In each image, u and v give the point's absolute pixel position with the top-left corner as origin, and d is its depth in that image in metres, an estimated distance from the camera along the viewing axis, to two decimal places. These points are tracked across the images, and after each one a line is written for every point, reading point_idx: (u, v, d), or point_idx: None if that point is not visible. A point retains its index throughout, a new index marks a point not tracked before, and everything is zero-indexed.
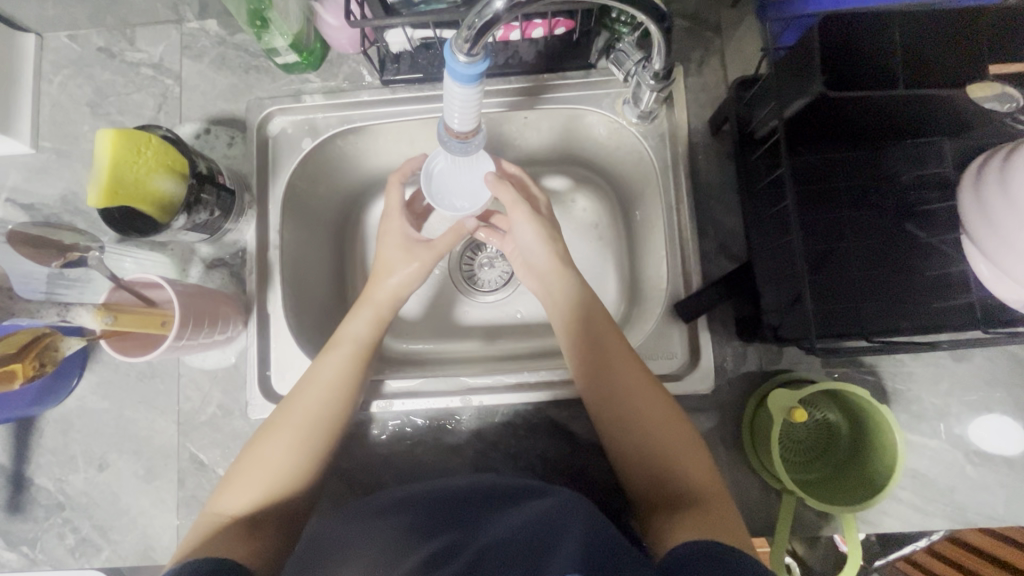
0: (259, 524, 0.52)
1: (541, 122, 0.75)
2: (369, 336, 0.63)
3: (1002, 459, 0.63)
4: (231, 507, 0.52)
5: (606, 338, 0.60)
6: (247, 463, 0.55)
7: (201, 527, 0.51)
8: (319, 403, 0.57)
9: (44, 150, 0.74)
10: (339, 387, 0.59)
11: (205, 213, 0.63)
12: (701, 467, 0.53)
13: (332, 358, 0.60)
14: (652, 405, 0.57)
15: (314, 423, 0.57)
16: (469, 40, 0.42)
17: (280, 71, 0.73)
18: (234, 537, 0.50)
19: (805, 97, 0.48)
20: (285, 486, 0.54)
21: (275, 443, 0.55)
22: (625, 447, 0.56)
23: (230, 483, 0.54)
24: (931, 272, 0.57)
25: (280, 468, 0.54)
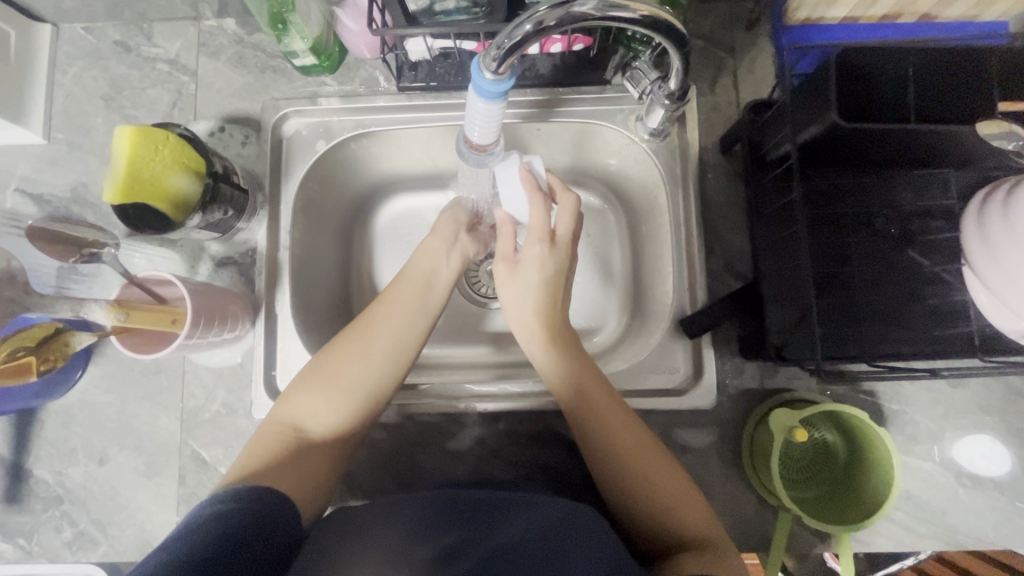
0: (323, 444, 0.56)
1: (555, 134, 0.75)
2: (436, 270, 0.66)
3: (992, 483, 0.65)
4: (302, 420, 0.57)
5: (587, 386, 0.60)
6: (320, 376, 0.58)
7: (270, 432, 0.56)
8: (396, 330, 0.61)
9: (55, 141, 0.74)
10: (410, 319, 0.63)
11: (220, 212, 0.63)
12: (693, 505, 0.55)
13: (404, 288, 0.64)
14: (643, 449, 0.57)
15: (385, 350, 0.60)
16: (497, 60, 0.43)
17: (297, 72, 0.74)
18: (299, 459, 0.54)
19: (820, 125, 0.50)
20: (354, 405, 0.58)
21: (350, 361, 0.59)
22: (620, 489, 0.56)
23: (300, 393, 0.58)
24: (932, 300, 0.58)
25: (354, 386, 0.58)
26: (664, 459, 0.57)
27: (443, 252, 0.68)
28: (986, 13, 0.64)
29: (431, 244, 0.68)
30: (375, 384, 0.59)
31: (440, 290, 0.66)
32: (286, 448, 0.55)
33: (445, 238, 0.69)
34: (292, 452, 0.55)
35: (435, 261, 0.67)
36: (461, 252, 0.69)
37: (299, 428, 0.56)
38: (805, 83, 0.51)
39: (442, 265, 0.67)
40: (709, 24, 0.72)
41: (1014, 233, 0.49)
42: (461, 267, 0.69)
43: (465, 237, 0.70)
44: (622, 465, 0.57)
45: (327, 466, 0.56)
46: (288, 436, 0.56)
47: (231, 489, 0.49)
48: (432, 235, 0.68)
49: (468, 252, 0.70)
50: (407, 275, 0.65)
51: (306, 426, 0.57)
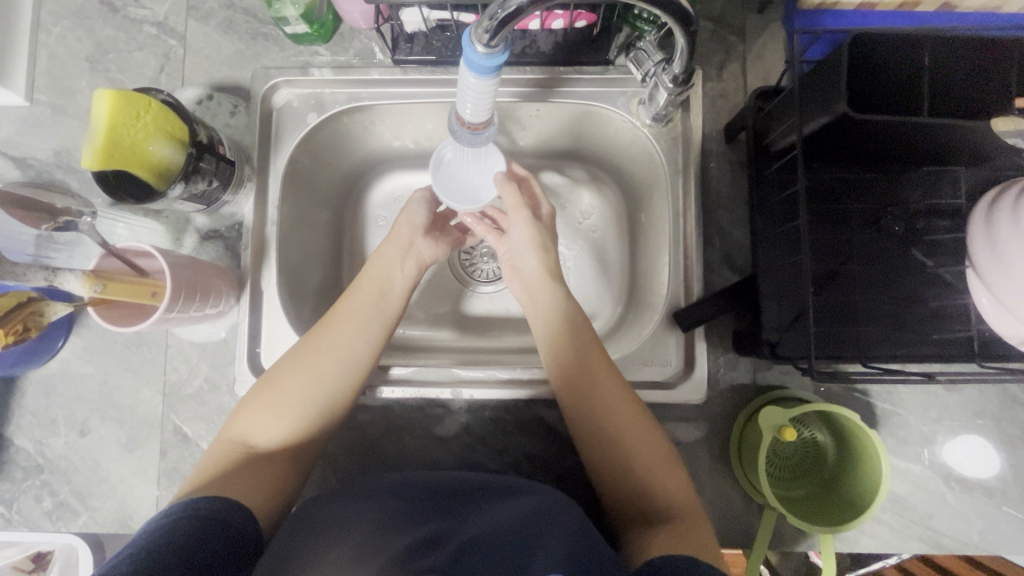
0: (277, 459, 0.54)
1: (553, 116, 0.73)
2: (391, 278, 0.65)
3: (981, 488, 0.64)
4: (253, 436, 0.55)
5: (590, 349, 0.60)
6: (270, 390, 0.56)
7: (221, 449, 0.54)
8: (352, 336, 0.60)
9: (38, 103, 0.71)
10: (365, 328, 0.61)
11: (203, 182, 0.61)
12: (675, 475, 0.55)
13: (359, 297, 0.62)
14: (634, 430, 0.56)
15: (341, 360, 0.58)
16: (489, 31, 0.40)
17: (289, 41, 0.71)
18: (250, 474, 0.52)
19: (827, 117, 0.47)
20: (306, 418, 0.56)
21: (303, 371, 0.57)
22: (607, 469, 0.56)
23: (250, 410, 0.56)
24: (933, 302, 0.56)
25: (305, 399, 0.56)
26: (652, 430, 0.57)
27: (398, 261, 0.66)
28: (1009, 4, 0.62)
29: (386, 251, 0.66)
30: (327, 397, 0.57)
31: (396, 297, 0.65)
32: (233, 465, 0.52)
33: (401, 243, 0.67)
34: (240, 468, 0.52)
35: (391, 267, 0.65)
36: (417, 257, 0.68)
37: (250, 444, 0.54)
38: (816, 69, 0.49)
39: (397, 271, 0.65)
40: (720, 5, 0.69)
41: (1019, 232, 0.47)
42: (417, 274, 0.68)
43: (421, 241, 0.69)
44: (609, 445, 0.56)
45: (283, 477, 0.54)
46: (237, 453, 0.53)
47: (175, 503, 0.47)
48: (387, 241, 0.67)
49: (424, 255, 0.69)
50: (362, 283, 0.63)
51: (255, 441, 0.54)
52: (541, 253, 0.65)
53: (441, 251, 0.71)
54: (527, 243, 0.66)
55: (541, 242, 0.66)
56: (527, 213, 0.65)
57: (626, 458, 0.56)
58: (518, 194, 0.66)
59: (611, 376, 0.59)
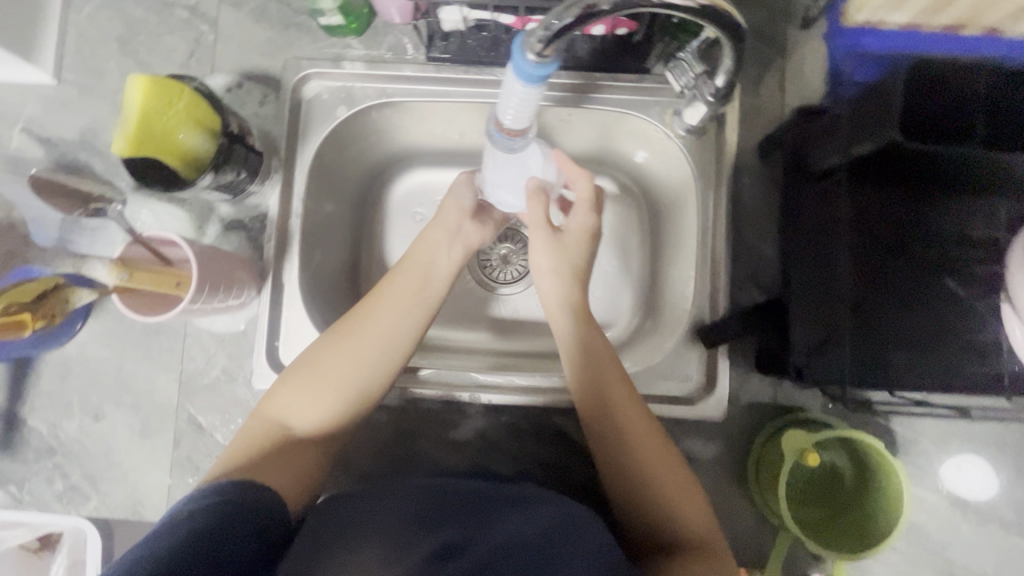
0: (311, 443, 0.54)
1: (584, 122, 0.72)
2: (435, 262, 0.64)
3: (998, 520, 0.63)
4: (289, 417, 0.54)
5: (608, 367, 0.59)
6: (308, 371, 0.56)
7: (257, 428, 0.53)
8: (391, 322, 0.59)
9: (65, 82, 0.71)
10: (405, 314, 0.60)
11: (232, 174, 0.59)
12: (696, 504, 0.53)
13: (401, 280, 0.62)
14: (654, 454, 0.55)
15: (380, 345, 0.58)
16: (543, 41, 0.40)
17: (322, 32, 0.70)
18: (285, 456, 0.52)
19: (875, 142, 0.47)
20: (343, 403, 0.56)
21: (342, 353, 0.57)
22: (623, 489, 0.55)
23: (287, 390, 0.56)
24: (965, 334, 0.56)
25: (342, 383, 0.56)
26: (671, 453, 0.56)
27: (443, 245, 0.66)
28: None
29: (433, 234, 0.66)
30: (365, 382, 0.57)
31: (438, 284, 0.64)
32: (267, 445, 0.52)
33: (450, 224, 0.67)
34: (275, 449, 0.52)
35: (434, 252, 0.65)
36: (464, 241, 0.67)
37: (286, 425, 0.54)
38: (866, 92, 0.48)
39: (442, 256, 0.65)
40: (761, 18, 0.68)
41: None
42: (462, 258, 0.67)
43: (469, 225, 0.68)
44: (628, 466, 0.55)
45: (315, 462, 0.54)
46: (273, 434, 0.53)
47: (208, 482, 0.47)
48: (433, 223, 0.67)
49: (470, 240, 0.68)
50: (405, 266, 0.63)
51: (291, 423, 0.54)
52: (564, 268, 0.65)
53: (486, 236, 0.70)
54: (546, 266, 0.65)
55: (560, 262, 0.65)
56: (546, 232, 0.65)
57: (644, 481, 0.54)
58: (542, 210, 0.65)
59: (627, 396, 0.57)
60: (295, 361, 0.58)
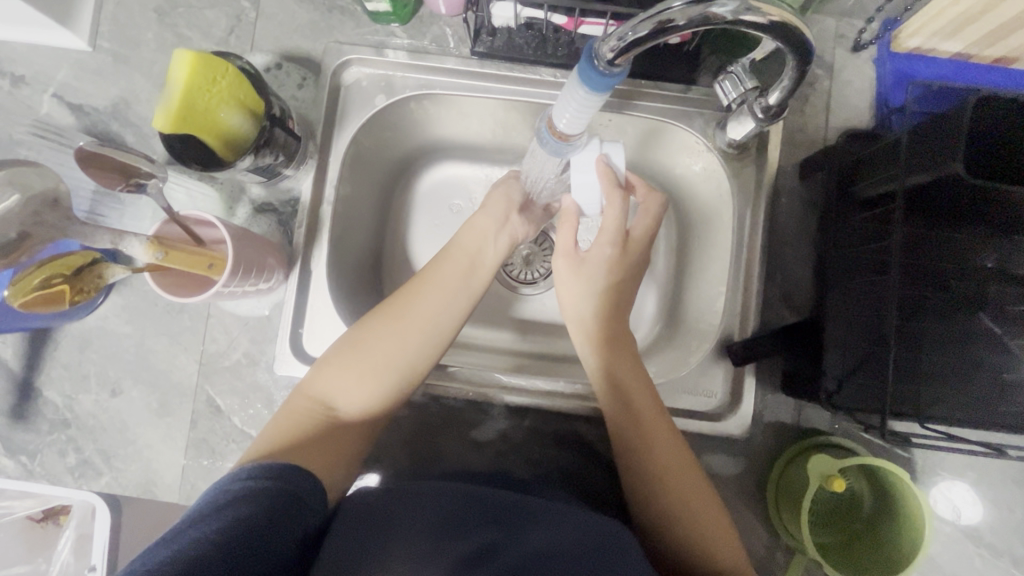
0: (353, 423, 0.54)
1: (624, 128, 0.71)
2: (482, 251, 0.63)
3: (1009, 557, 0.64)
4: (334, 397, 0.54)
5: (631, 384, 0.59)
6: (352, 353, 0.56)
7: (301, 405, 0.54)
8: (437, 308, 0.59)
9: (100, 49, 0.69)
10: (451, 299, 0.59)
11: (270, 157, 0.58)
12: (727, 535, 0.53)
13: (448, 267, 0.61)
14: (684, 481, 0.55)
15: (425, 331, 0.57)
16: (614, 51, 0.39)
17: (366, 17, 0.69)
18: (326, 437, 0.52)
19: (933, 175, 0.46)
20: (386, 386, 0.55)
21: (388, 336, 0.56)
22: (651, 508, 0.55)
23: (331, 369, 0.55)
24: (998, 373, 0.55)
25: (386, 366, 0.55)
26: (699, 478, 0.56)
27: (491, 233, 0.64)
28: None
29: (480, 220, 0.65)
30: (409, 365, 0.56)
31: (484, 273, 0.63)
32: (310, 423, 0.52)
33: (494, 214, 0.65)
34: (318, 428, 0.52)
35: (482, 241, 0.64)
36: (511, 233, 0.66)
37: (330, 403, 0.54)
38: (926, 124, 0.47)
39: (489, 246, 0.64)
40: (811, 37, 0.67)
41: None
42: (508, 248, 0.66)
43: (516, 218, 0.67)
44: (660, 482, 0.55)
45: (355, 445, 0.54)
46: (316, 412, 0.53)
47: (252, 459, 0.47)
48: (481, 212, 0.65)
49: (517, 232, 0.67)
50: (452, 253, 0.62)
51: (335, 403, 0.54)
52: (614, 275, 0.62)
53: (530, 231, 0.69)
54: (602, 263, 0.62)
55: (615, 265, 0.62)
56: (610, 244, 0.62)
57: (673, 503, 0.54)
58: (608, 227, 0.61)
59: (657, 417, 0.57)
60: (339, 341, 0.57)
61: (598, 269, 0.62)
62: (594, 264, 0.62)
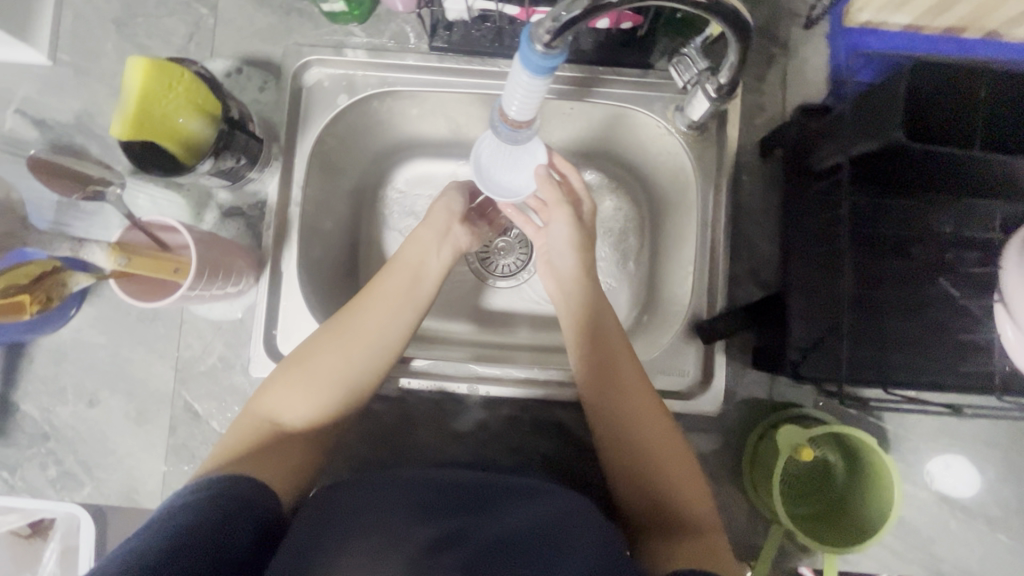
0: (301, 439, 0.54)
1: (586, 116, 0.72)
2: (425, 262, 0.64)
3: (984, 517, 0.65)
4: (279, 413, 0.55)
5: (614, 347, 0.60)
6: (297, 369, 0.56)
7: (249, 424, 0.54)
8: (381, 321, 0.59)
9: (61, 63, 0.69)
10: (396, 312, 0.60)
11: (231, 160, 0.59)
12: (699, 490, 0.54)
13: (390, 280, 0.61)
14: (663, 444, 0.56)
15: (370, 343, 0.57)
16: (551, 32, 0.39)
17: (324, 18, 0.69)
18: (274, 452, 0.52)
19: (877, 142, 0.47)
20: (333, 402, 0.56)
21: (331, 351, 0.56)
22: (623, 474, 0.57)
23: (276, 388, 0.56)
24: (960, 335, 0.56)
25: (332, 381, 0.56)
26: (676, 439, 0.57)
27: (432, 244, 0.65)
28: None
29: (421, 234, 0.65)
30: (354, 380, 0.56)
31: (429, 283, 0.64)
32: (257, 440, 0.52)
33: (438, 225, 0.66)
34: (265, 445, 0.52)
35: (425, 252, 0.64)
36: (454, 244, 0.66)
37: (277, 421, 0.54)
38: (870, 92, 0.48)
39: (432, 256, 0.65)
40: (764, 16, 0.68)
41: None
42: (453, 259, 0.66)
43: (458, 228, 0.67)
44: (634, 454, 0.56)
45: (306, 456, 0.54)
46: (263, 430, 0.54)
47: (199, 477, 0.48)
48: (423, 225, 0.66)
49: (461, 242, 0.67)
50: (395, 266, 0.63)
51: (282, 419, 0.54)
52: (580, 253, 0.65)
53: (475, 241, 0.70)
54: (565, 241, 0.65)
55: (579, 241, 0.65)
56: (567, 211, 0.65)
57: (647, 469, 0.55)
58: (558, 191, 0.64)
59: (638, 383, 0.58)
60: (286, 359, 0.58)
61: (566, 252, 0.65)
62: (559, 248, 0.66)
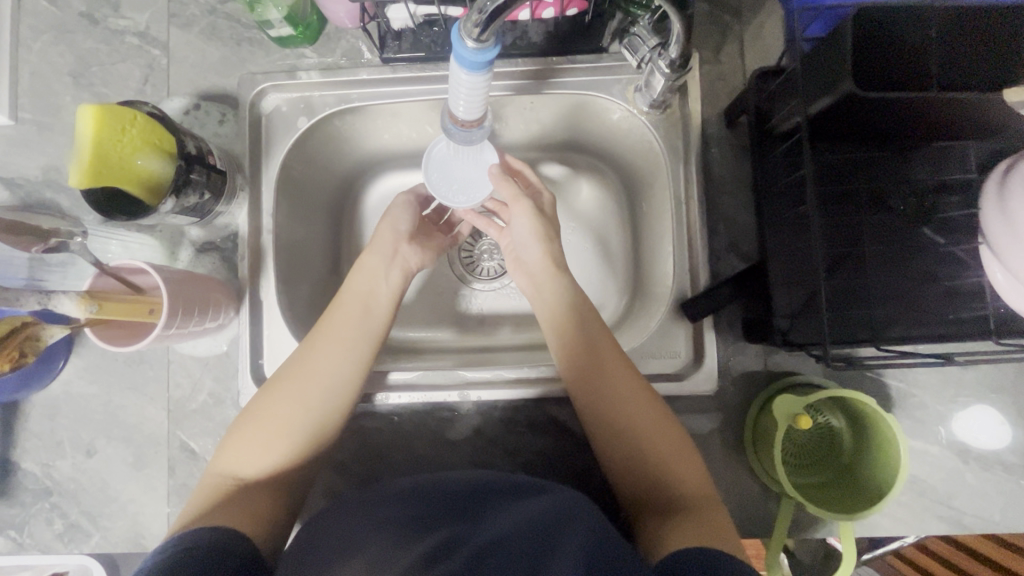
0: (266, 489, 0.53)
1: (548, 107, 0.71)
2: (375, 292, 0.62)
3: (1002, 465, 0.63)
4: (239, 469, 0.53)
5: (592, 335, 0.59)
6: (253, 422, 0.54)
7: (211, 483, 0.52)
8: (331, 362, 0.56)
9: (23, 121, 0.70)
10: (349, 350, 0.58)
11: (194, 195, 0.59)
12: (693, 468, 0.54)
13: (340, 317, 0.59)
14: (650, 431, 0.55)
15: (322, 385, 0.55)
16: (479, 25, 0.39)
17: (273, 44, 0.69)
18: (240, 505, 0.51)
19: (832, 96, 0.46)
20: (295, 449, 0.54)
21: (284, 400, 0.55)
22: (617, 461, 0.56)
23: (235, 443, 0.54)
24: (948, 282, 0.55)
25: (291, 429, 0.54)
26: (667, 418, 0.56)
27: (380, 270, 0.63)
28: None
29: (368, 261, 0.64)
30: (315, 424, 0.55)
31: (381, 313, 0.62)
32: (221, 499, 0.51)
33: (383, 250, 0.65)
34: (229, 502, 0.51)
35: (373, 280, 0.63)
36: (402, 265, 0.65)
37: (239, 477, 0.53)
38: (818, 47, 0.48)
39: (381, 283, 0.63)
40: None
41: (1009, 228, 0.49)
42: (404, 282, 0.65)
43: (406, 248, 0.66)
44: (625, 441, 0.55)
45: (275, 504, 0.53)
46: (227, 488, 0.52)
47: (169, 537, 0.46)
48: (369, 251, 0.65)
49: (409, 262, 0.66)
50: (344, 301, 0.61)
51: (241, 475, 0.53)
52: (544, 243, 0.64)
53: (427, 257, 0.69)
54: (528, 233, 0.64)
55: (542, 232, 0.64)
56: (527, 203, 0.63)
57: (638, 452, 0.55)
58: (515, 186, 0.63)
59: (621, 368, 0.57)
60: (243, 411, 0.56)
61: (532, 245, 0.64)
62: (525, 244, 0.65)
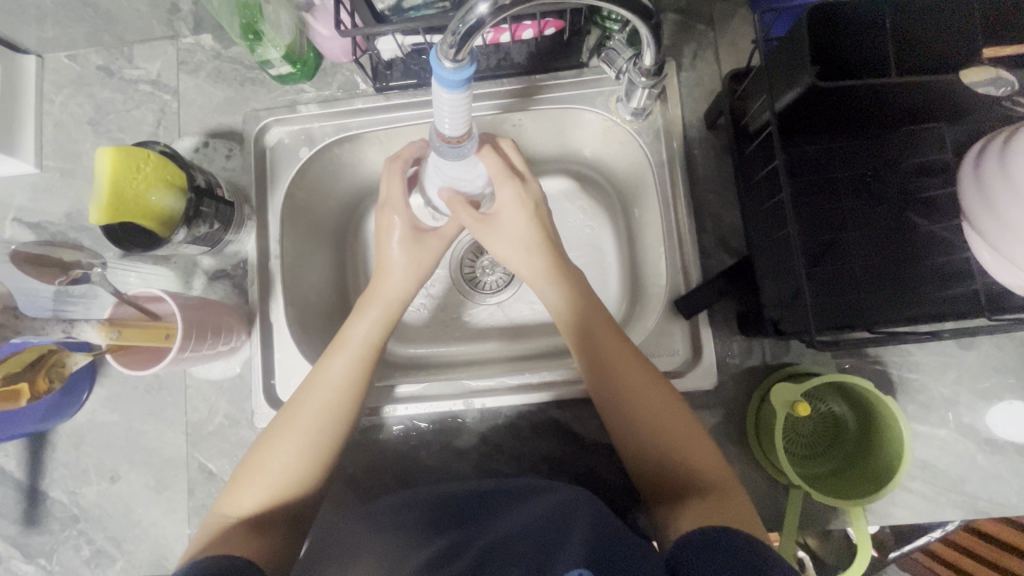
0: (264, 526, 0.53)
1: (536, 122, 0.74)
2: (376, 338, 0.61)
3: (1015, 446, 0.62)
4: (238, 509, 0.53)
5: (602, 337, 0.59)
6: (252, 465, 0.55)
7: (209, 526, 0.53)
8: (328, 411, 0.57)
9: (48, 169, 0.75)
10: (347, 390, 0.58)
11: (204, 226, 0.64)
12: (709, 453, 0.54)
13: (336, 362, 0.59)
14: (664, 420, 0.55)
15: (320, 425, 0.56)
16: (455, 46, 0.42)
17: (275, 82, 0.74)
18: (240, 539, 0.50)
19: (797, 88, 0.48)
20: (293, 485, 0.55)
21: (282, 442, 0.55)
22: (632, 448, 0.56)
23: (236, 484, 0.55)
24: (935, 261, 0.56)
25: (289, 474, 0.55)
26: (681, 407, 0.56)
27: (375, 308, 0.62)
28: None
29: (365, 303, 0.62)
30: (312, 464, 0.56)
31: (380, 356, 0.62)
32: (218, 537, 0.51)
33: (389, 304, 0.62)
34: (225, 538, 0.51)
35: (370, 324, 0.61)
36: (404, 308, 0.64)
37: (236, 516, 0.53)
38: (779, 46, 0.50)
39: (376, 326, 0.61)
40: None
41: (988, 208, 0.50)
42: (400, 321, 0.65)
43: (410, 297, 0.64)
44: (635, 432, 0.56)
45: (279, 536, 0.53)
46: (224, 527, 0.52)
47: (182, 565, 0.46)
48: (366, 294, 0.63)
49: None
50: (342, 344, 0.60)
51: (237, 512, 0.53)
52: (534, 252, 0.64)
53: None
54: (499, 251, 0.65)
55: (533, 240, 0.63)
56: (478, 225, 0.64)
57: (648, 441, 0.55)
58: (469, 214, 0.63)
59: (628, 357, 0.58)
60: (244, 456, 0.57)
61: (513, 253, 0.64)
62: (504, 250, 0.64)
